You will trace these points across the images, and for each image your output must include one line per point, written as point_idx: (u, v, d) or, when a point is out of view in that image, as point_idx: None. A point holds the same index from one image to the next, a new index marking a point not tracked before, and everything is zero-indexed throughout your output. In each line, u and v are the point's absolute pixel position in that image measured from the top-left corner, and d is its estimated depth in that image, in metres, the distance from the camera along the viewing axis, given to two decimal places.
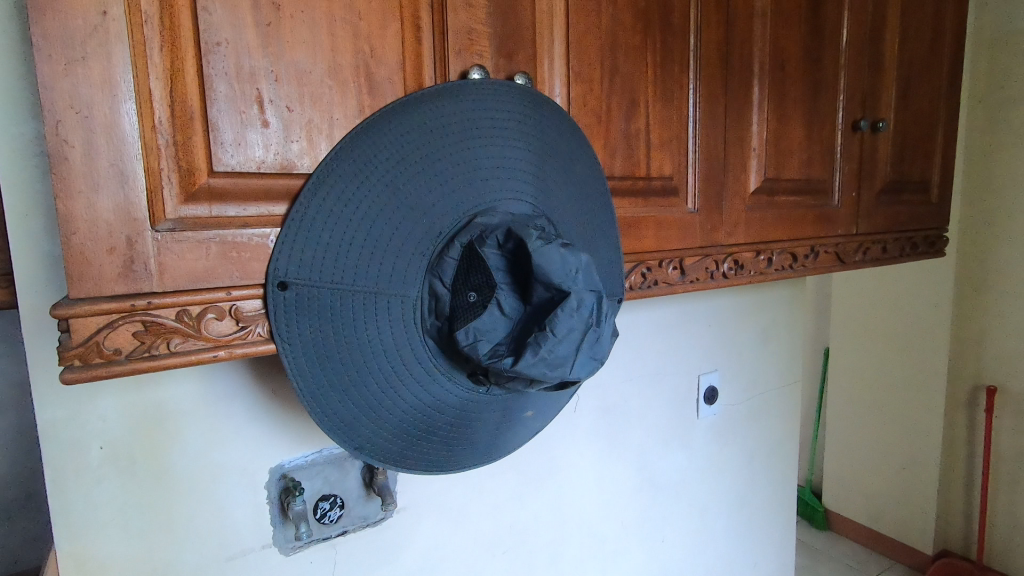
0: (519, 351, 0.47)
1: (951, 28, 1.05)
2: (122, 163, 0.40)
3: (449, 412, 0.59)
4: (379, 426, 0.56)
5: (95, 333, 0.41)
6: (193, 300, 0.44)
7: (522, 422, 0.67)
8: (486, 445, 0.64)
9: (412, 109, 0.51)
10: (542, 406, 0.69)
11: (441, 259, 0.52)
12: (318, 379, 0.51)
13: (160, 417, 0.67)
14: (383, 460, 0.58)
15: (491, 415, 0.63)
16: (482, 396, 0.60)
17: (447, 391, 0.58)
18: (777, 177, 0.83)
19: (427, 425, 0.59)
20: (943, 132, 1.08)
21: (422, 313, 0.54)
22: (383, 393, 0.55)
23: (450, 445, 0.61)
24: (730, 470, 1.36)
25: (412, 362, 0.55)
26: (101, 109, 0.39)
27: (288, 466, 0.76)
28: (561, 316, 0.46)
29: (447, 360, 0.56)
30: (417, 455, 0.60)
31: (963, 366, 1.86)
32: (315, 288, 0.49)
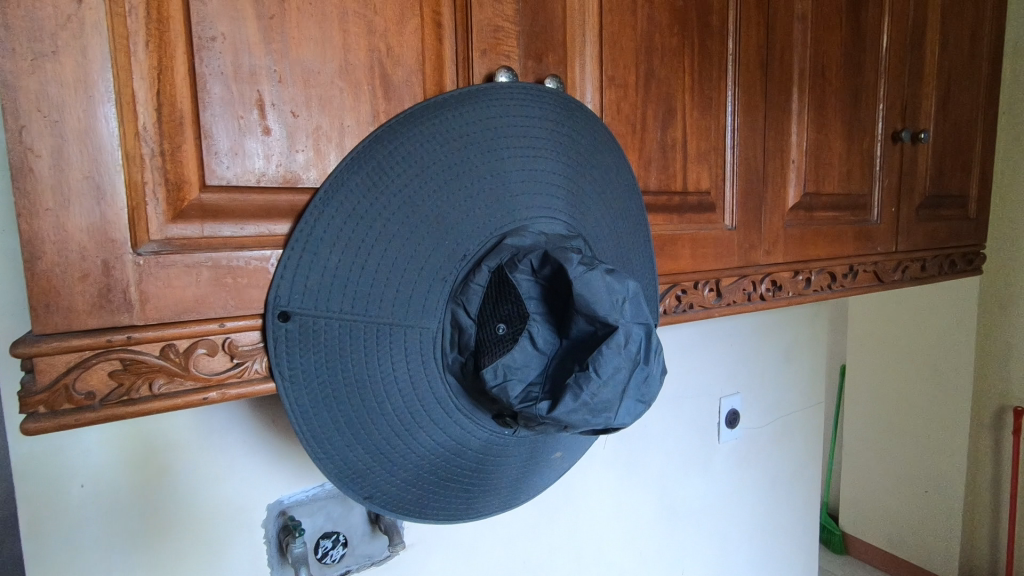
0: (556, 396, 0.41)
1: (989, 35, 1.00)
2: (99, 176, 0.34)
3: (471, 458, 0.53)
4: (391, 475, 0.50)
5: (64, 375, 0.35)
6: (179, 334, 0.38)
7: (549, 464, 0.61)
8: (510, 491, 0.58)
9: (433, 117, 0.46)
10: (571, 447, 0.63)
11: (466, 286, 0.47)
12: (324, 422, 0.45)
13: (148, 453, 0.61)
14: (397, 512, 0.52)
15: (514, 458, 0.56)
16: (507, 438, 0.54)
17: (469, 432, 0.52)
18: (816, 193, 0.77)
19: (447, 471, 0.52)
20: (981, 144, 1.02)
21: (443, 348, 0.48)
22: (396, 438, 0.48)
23: (470, 493, 0.55)
24: (752, 496, 1.29)
25: (430, 402, 0.49)
26: (74, 113, 0.33)
27: (288, 502, 0.69)
28: (607, 355, 0.40)
29: (470, 400, 0.50)
30: (434, 506, 0.53)
31: (987, 385, 1.78)
32: (324, 320, 0.43)
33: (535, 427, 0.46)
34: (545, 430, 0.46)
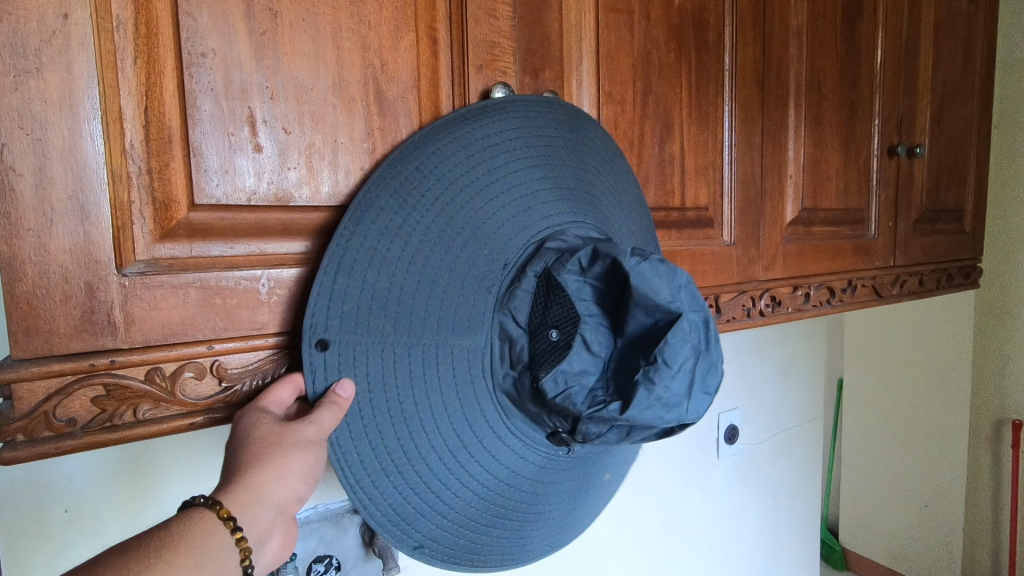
0: (625, 397, 0.40)
1: (981, 50, 1.01)
2: (83, 195, 0.33)
3: (523, 484, 0.51)
4: (442, 509, 0.48)
5: (44, 401, 0.34)
6: (166, 357, 0.37)
7: (595, 486, 0.59)
8: (560, 517, 0.56)
9: (454, 131, 0.45)
10: (613, 465, 0.62)
11: (511, 297, 0.45)
12: (364, 458, 0.44)
13: (137, 477, 0.59)
14: (448, 554, 0.50)
15: (564, 481, 0.54)
16: (557, 458, 0.52)
17: (521, 455, 0.50)
18: (814, 208, 0.77)
19: (499, 501, 0.50)
20: (976, 157, 1.02)
21: (491, 365, 0.46)
22: (444, 466, 0.47)
23: (524, 524, 0.53)
24: (752, 513, 1.27)
25: (477, 425, 0.47)
26: (58, 130, 0.32)
27: None
28: (674, 344, 0.38)
29: (521, 418, 0.48)
30: (486, 542, 0.52)
31: (985, 399, 1.77)
32: (355, 352, 0.42)
33: (598, 439, 0.44)
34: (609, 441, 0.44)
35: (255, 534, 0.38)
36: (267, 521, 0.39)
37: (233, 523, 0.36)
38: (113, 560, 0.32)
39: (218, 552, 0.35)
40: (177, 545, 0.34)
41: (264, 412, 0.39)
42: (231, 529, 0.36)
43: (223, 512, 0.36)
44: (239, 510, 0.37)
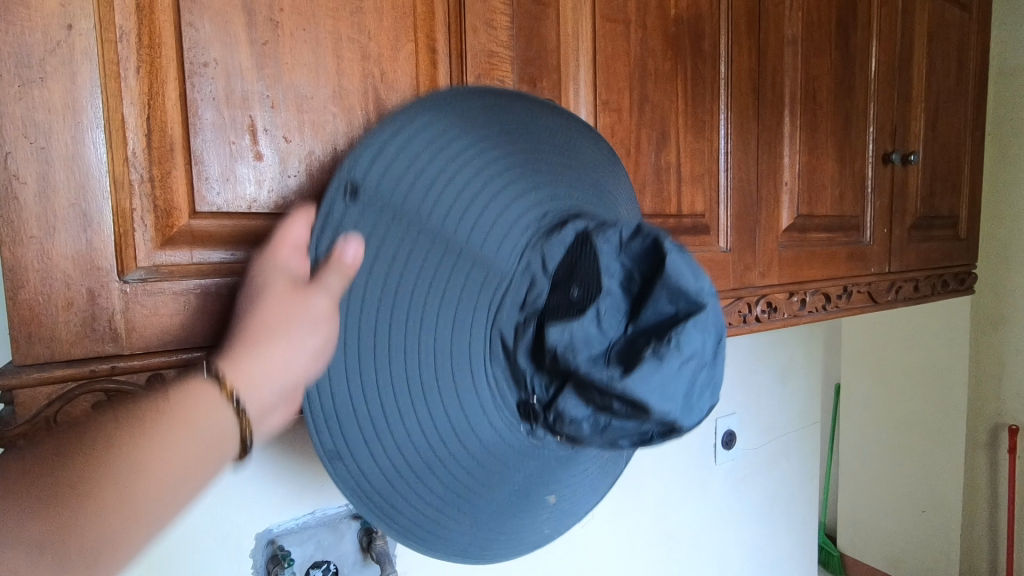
0: (628, 362, 0.39)
1: (975, 59, 1.02)
2: (85, 203, 0.34)
3: (478, 458, 0.49)
4: (395, 449, 0.46)
5: (44, 407, 0.34)
6: (166, 363, 0.37)
7: (540, 515, 0.55)
8: (486, 523, 0.52)
9: (526, 104, 0.48)
10: (560, 517, 0.57)
11: (541, 245, 0.47)
12: (340, 362, 0.42)
13: None
14: (362, 497, 0.46)
15: (516, 485, 0.52)
16: (525, 451, 0.51)
17: (486, 420, 0.49)
18: (809, 215, 0.78)
19: (439, 467, 0.48)
20: (970, 165, 1.03)
21: (498, 310, 0.47)
22: (412, 404, 0.45)
23: (449, 508, 0.50)
24: (749, 519, 1.27)
25: (469, 362, 0.47)
26: (61, 139, 0.33)
27: (277, 531, 0.67)
28: (692, 331, 0.38)
29: (507, 376, 0.48)
30: (405, 503, 0.48)
31: (983, 405, 1.78)
32: (376, 252, 0.42)
33: (569, 413, 0.44)
34: (578, 422, 0.44)
35: (255, 413, 0.37)
36: (272, 400, 0.38)
37: (236, 400, 0.35)
38: (95, 428, 0.31)
39: (216, 421, 0.35)
40: (170, 410, 0.33)
41: (274, 267, 0.38)
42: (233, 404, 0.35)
43: (228, 388, 0.35)
44: (247, 388, 0.36)
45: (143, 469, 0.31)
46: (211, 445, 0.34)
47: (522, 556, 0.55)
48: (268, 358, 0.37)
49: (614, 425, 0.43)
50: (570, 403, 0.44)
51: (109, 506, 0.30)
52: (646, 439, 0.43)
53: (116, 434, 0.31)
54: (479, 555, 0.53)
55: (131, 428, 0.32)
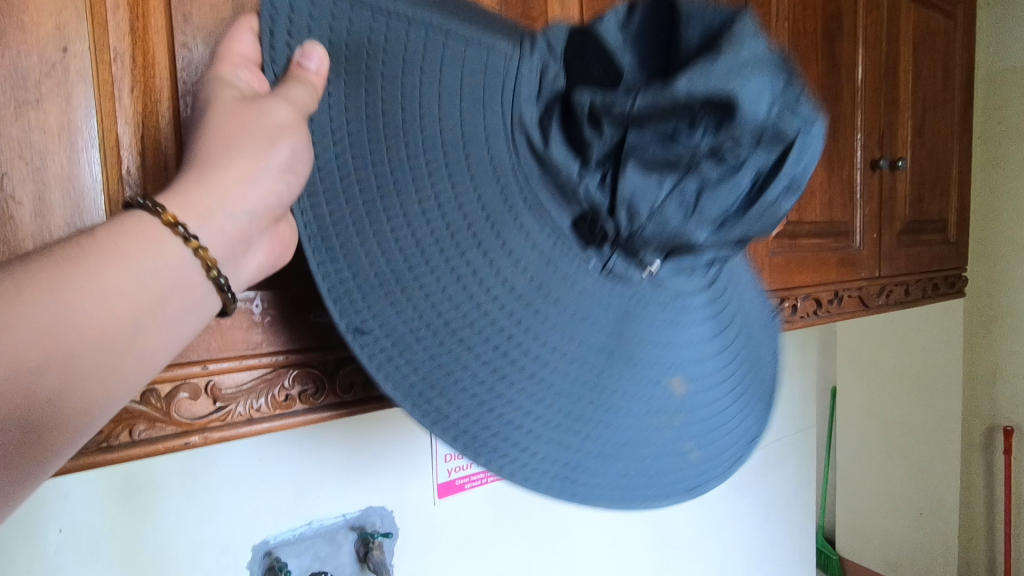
0: (674, 74, 0.34)
1: (961, 68, 1.03)
2: (81, 221, 0.35)
3: (554, 303, 0.41)
4: (433, 284, 0.39)
5: None
6: (162, 378, 0.38)
7: (667, 421, 0.46)
8: (602, 421, 0.43)
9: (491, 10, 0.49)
10: (703, 441, 0.48)
11: (538, 38, 0.42)
12: (337, 197, 0.38)
13: (131, 495, 0.59)
14: (423, 380, 0.38)
15: (610, 353, 0.43)
16: (613, 299, 0.43)
17: (541, 257, 0.41)
18: (798, 221, 0.79)
19: (494, 318, 0.40)
20: (958, 171, 1.05)
21: (516, 107, 0.41)
22: (439, 230, 0.40)
23: (536, 396, 0.41)
24: (746, 523, 1.28)
25: (505, 182, 0.41)
26: (57, 159, 0.34)
27: (274, 543, 0.67)
28: (742, 26, 0.33)
29: (553, 196, 0.41)
30: (477, 390, 0.39)
31: (977, 405, 1.87)
32: (347, 47, 0.38)
33: (641, 194, 0.38)
34: (660, 204, 0.38)
35: (222, 252, 0.33)
36: (245, 230, 0.34)
37: (184, 231, 0.31)
38: (24, 267, 0.28)
39: (174, 261, 0.31)
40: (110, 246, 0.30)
41: (229, 79, 0.35)
42: (183, 238, 0.31)
43: (169, 217, 0.31)
44: (203, 213, 0.32)
45: (77, 317, 0.28)
46: (170, 286, 0.31)
47: (659, 479, 0.45)
48: (225, 181, 0.33)
49: (704, 180, 0.37)
50: (634, 181, 0.38)
51: (43, 360, 0.27)
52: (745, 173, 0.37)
53: (40, 272, 0.28)
54: (612, 485, 0.43)
55: (62, 260, 0.29)
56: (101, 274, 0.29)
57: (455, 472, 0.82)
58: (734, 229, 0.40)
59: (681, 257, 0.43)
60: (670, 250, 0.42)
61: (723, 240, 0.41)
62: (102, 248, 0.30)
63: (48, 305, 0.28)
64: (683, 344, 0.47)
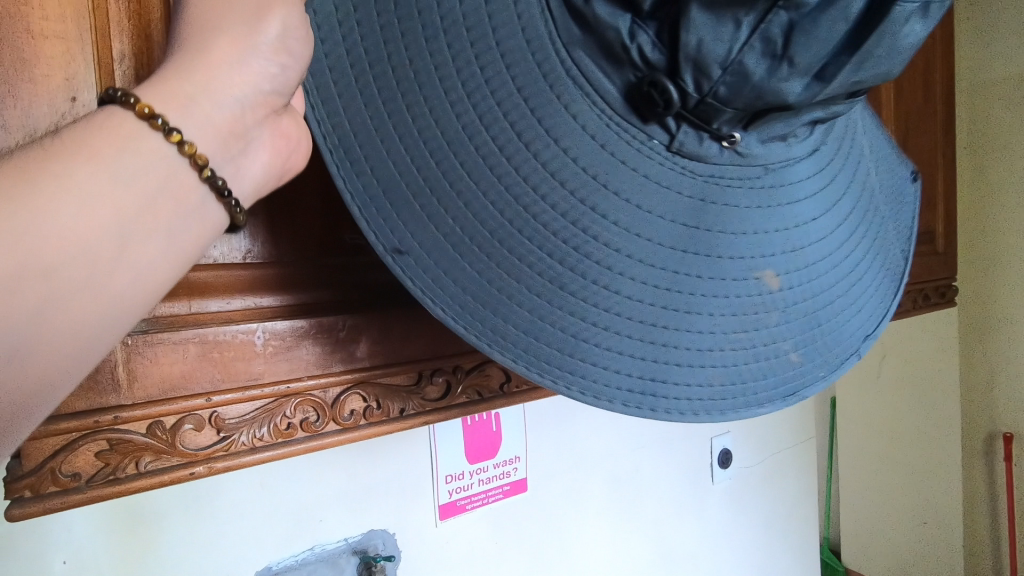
0: None
1: (942, 82, 1.06)
2: None
3: (621, 189, 0.41)
4: (475, 174, 0.40)
5: (50, 458, 0.36)
6: (168, 410, 0.39)
7: (760, 311, 0.46)
8: (691, 317, 0.43)
9: None
10: (801, 339, 0.49)
11: None
12: (362, 118, 0.41)
13: (135, 524, 0.59)
14: (461, 291, 0.40)
15: (687, 235, 0.43)
16: (685, 178, 0.43)
17: (605, 134, 0.41)
18: None
19: (554, 195, 0.40)
20: (943, 182, 1.07)
21: None
22: (475, 111, 0.40)
23: (603, 299, 0.41)
24: (748, 537, 1.28)
25: (541, 54, 0.40)
26: None
27: (276, 568, 0.68)
28: None
29: (603, 62, 0.40)
30: (539, 282, 0.40)
31: (977, 412, 1.90)
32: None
33: (711, 43, 0.37)
34: (738, 52, 0.37)
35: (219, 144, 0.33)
36: (237, 120, 0.34)
37: (164, 123, 0.31)
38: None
39: (160, 156, 0.31)
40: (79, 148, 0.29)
41: None
42: (166, 132, 0.31)
43: (144, 107, 0.30)
44: (186, 102, 0.32)
45: (60, 227, 0.27)
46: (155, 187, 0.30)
47: (760, 369, 0.46)
48: (209, 69, 0.33)
49: (794, 13, 0.36)
50: (701, 27, 0.36)
51: (22, 267, 0.26)
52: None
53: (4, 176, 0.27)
54: (699, 380, 0.43)
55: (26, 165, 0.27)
56: (76, 178, 0.28)
57: (456, 493, 0.83)
58: (846, 70, 0.38)
59: (767, 124, 0.43)
60: (751, 113, 0.41)
61: (817, 94, 0.40)
62: (70, 150, 0.28)
63: (25, 218, 0.26)
64: (767, 224, 0.46)
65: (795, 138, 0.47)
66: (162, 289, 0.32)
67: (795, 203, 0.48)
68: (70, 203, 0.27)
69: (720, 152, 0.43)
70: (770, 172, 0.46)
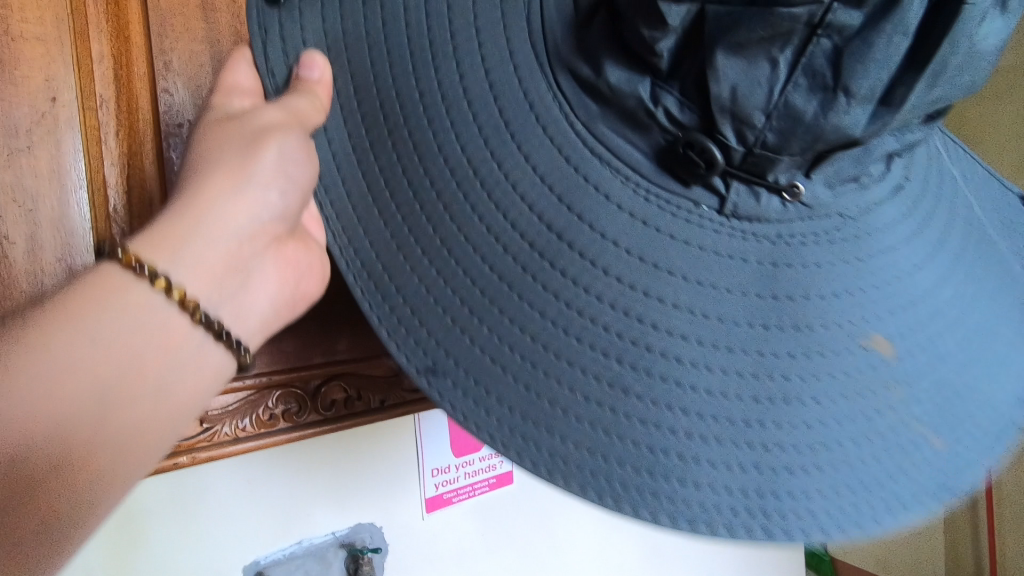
0: None
1: None
2: (72, 258, 0.40)
3: (675, 267, 0.39)
4: (496, 274, 0.39)
5: None
6: None
7: (881, 391, 0.39)
8: (792, 412, 0.38)
9: None
10: (941, 420, 0.41)
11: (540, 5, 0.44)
12: (376, 236, 0.42)
13: (123, 522, 0.60)
14: (517, 423, 0.36)
15: (763, 302, 0.39)
16: (750, 243, 0.40)
17: (665, 218, 0.39)
18: None
19: (612, 281, 0.38)
20: None
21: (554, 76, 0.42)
22: (489, 206, 0.41)
23: (673, 408, 0.36)
24: None
25: (564, 143, 0.41)
26: (47, 203, 0.39)
27: (265, 562, 0.69)
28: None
29: (634, 142, 0.40)
30: (595, 387, 0.36)
31: None
32: (344, 47, 0.45)
33: (748, 89, 0.36)
34: (782, 92, 0.36)
35: (215, 278, 0.37)
36: (235, 256, 0.38)
37: (150, 271, 0.34)
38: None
39: (148, 306, 0.35)
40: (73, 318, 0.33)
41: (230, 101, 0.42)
42: (150, 279, 0.34)
43: (133, 258, 0.34)
44: (178, 246, 0.36)
45: (44, 397, 0.31)
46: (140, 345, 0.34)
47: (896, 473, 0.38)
48: (205, 216, 0.37)
49: (837, 38, 0.34)
50: (729, 74, 0.36)
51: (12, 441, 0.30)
52: (903, 7, 0.33)
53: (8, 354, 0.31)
54: (812, 471, 0.36)
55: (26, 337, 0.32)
56: (63, 350, 0.32)
57: (443, 486, 0.84)
58: (919, 87, 0.35)
59: (835, 167, 0.40)
60: (812, 159, 0.39)
61: (883, 127, 0.37)
62: (62, 321, 0.32)
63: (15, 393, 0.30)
64: (854, 281, 0.42)
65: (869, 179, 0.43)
66: (156, 437, 0.35)
67: (883, 251, 0.44)
68: (56, 376, 0.32)
69: (782, 206, 0.40)
70: (849, 222, 0.43)
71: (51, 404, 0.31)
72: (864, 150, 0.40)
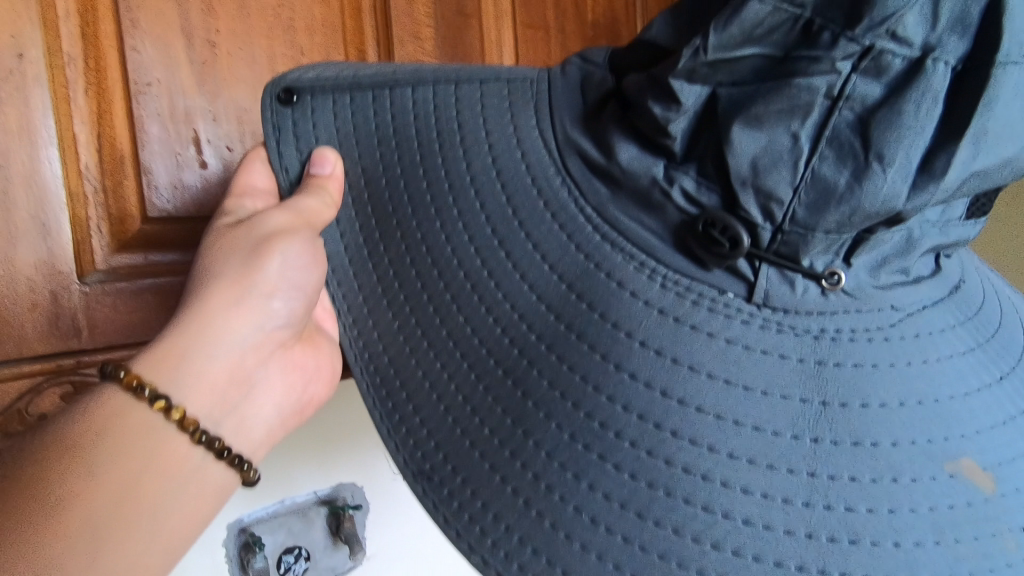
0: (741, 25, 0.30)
1: None
2: (45, 215, 0.41)
3: (698, 403, 0.32)
4: (489, 390, 0.36)
5: (15, 401, 0.40)
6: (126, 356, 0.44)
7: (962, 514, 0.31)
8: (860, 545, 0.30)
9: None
10: None
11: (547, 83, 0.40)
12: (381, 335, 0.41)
13: None
14: (512, 526, 0.33)
15: (804, 409, 0.32)
16: (788, 338, 0.32)
17: (682, 319, 0.33)
18: None
19: (613, 399, 0.33)
20: None
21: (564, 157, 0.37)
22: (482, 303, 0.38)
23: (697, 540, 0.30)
24: None
25: (573, 229, 0.36)
26: (19, 157, 0.39)
27: (248, 520, 0.70)
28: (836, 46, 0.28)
29: (648, 226, 0.34)
30: (604, 509, 0.32)
31: None
32: (356, 143, 0.43)
33: (771, 164, 0.30)
34: (807, 165, 0.30)
35: (210, 400, 0.40)
36: (237, 369, 0.42)
37: (148, 391, 0.37)
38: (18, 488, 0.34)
39: (155, 433, 0.38)
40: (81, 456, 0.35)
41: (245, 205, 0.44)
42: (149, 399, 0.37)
43: (134, 380, 0.37)
44: (179, 363, 0.39)
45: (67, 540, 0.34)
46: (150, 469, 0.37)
47: None
48: (204, 339, 0.40)
49: (859, 110, 0.29)
50: (748, 153, 0.30)
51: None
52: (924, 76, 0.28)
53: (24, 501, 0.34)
54: None
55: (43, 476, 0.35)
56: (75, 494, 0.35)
57: None
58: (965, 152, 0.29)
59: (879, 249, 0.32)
60: (853, 242, 0.31)
61: (931, 199, 0.30)
62: (74, 463, 0.35)
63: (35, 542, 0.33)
64: (912, 388, 0.33)
65: (918, 274, 0.35)
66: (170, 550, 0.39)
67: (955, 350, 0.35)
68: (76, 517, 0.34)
69: (823, 297, 0.32)
70: (904, 317, 0.34)
71: (57, 543, 0.34)
72: (906, 239, 0.33)
